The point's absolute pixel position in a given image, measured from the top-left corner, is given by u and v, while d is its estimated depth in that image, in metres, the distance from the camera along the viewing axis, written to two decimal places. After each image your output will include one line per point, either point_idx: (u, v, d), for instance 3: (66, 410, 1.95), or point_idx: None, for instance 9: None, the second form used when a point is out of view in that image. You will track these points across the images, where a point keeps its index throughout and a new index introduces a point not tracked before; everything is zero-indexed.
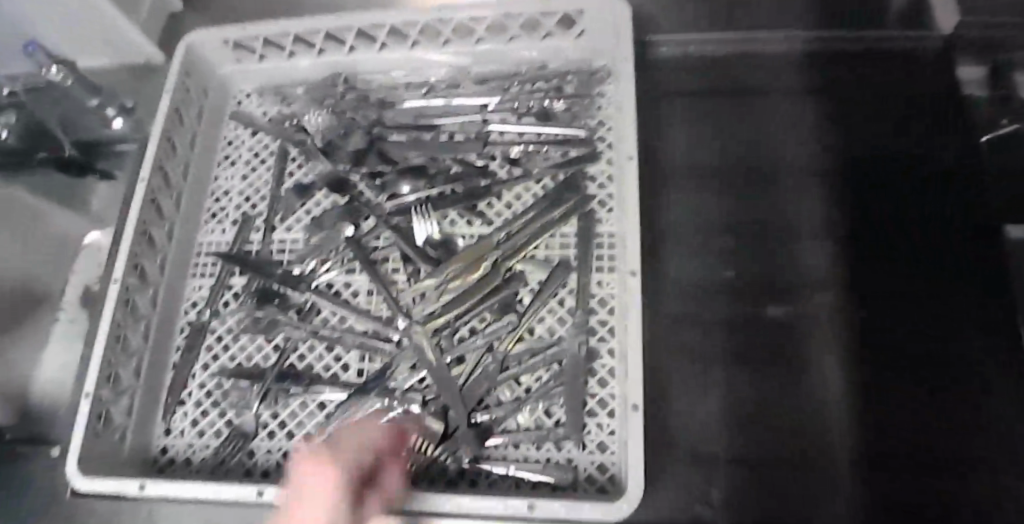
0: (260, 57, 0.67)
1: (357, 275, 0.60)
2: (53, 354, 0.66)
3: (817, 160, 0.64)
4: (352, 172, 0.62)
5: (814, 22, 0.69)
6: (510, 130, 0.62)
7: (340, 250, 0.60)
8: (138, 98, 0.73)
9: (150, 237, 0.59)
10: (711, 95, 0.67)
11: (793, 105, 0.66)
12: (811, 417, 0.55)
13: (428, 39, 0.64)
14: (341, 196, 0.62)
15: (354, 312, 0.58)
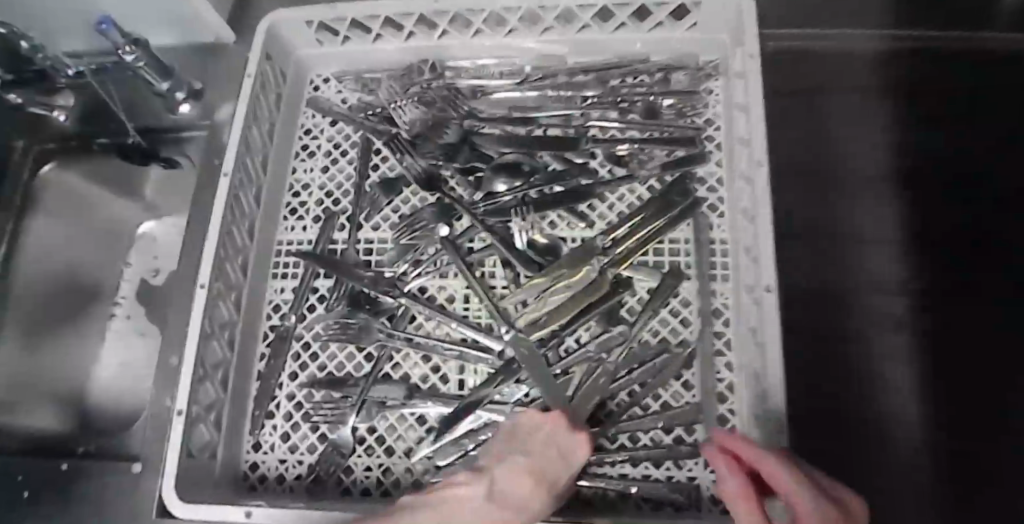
0: (341, 41, 0.63)
1: (451, 279, 0.56)
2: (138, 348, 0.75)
3: (858, 157, 0.62)
4: (447, 173, 0.59)
5: (920, 19, 0.65)
6: (613, 124, 0.58)
7: (434, 253, 0.56)
8: (206, 81, 0.67)
9: (233, 239, 0.55)
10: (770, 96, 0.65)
11: (858, 107, 0.63)
12: (878, 410, 0.54)
13: (523, 26, 0.59)
14: (432, 194, 0.58)
15: (451, 319, 0.54)
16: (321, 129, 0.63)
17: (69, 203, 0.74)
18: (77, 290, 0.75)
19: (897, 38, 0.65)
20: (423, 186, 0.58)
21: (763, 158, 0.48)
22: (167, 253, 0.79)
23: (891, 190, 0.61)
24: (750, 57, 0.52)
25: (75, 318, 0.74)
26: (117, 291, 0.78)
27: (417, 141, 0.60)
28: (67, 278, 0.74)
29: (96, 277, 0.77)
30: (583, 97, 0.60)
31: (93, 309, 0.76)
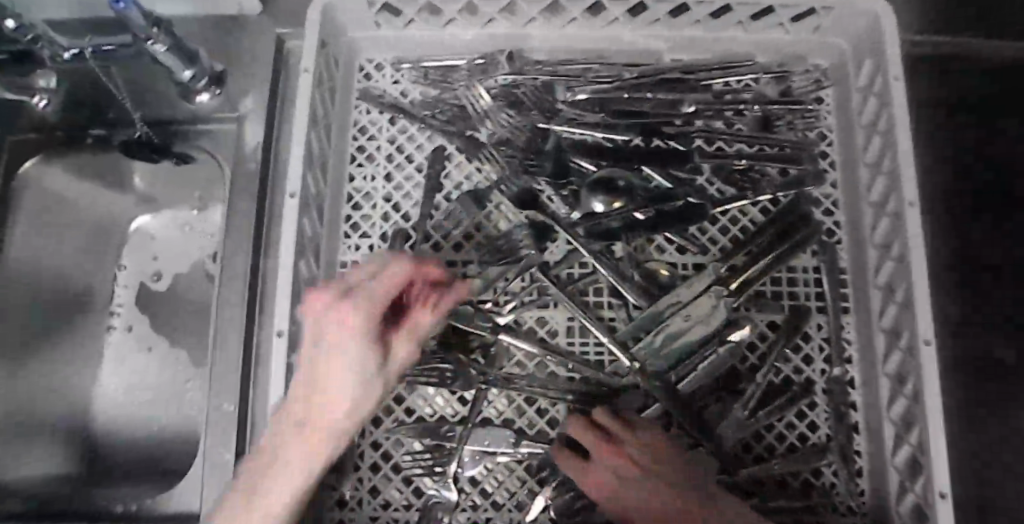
0: (404, 25, 0.53)
1: (554, 310, 0.50)
2: (133, 369, 0.64)
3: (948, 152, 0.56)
4: (538, 187, 0.53)
5: None
6: (724, 137, 0.53)
7: (532, 281, 0.50)
8: (231, 63, 0.57)
9: (303, 273, 0.47)
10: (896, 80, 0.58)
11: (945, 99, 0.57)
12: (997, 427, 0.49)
13: (624, 18, 0.53)
14: (527, 213, 0.52)
15: (560, 358, 0.48)
16: (380, 127, 0.54)
17: (49, 205, 0.62)
18: (63, 302, 0.63)
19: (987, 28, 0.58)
20: (518, 204, 0.52)
21: (915, 197, 0.45)
22: (169, 252, 0.67)
23: (944, 204, 0.55)
24: (895, 78, 0.47)
25: (61, 335, 0.63)
26: (112, 298, 0.66)
27: (499, 148, 0.53)
28: (48, 290, 0.62)
29: (83, 283, 0.65)
30: (686, 102, 0.53)
31: (83, 322, 0.64)
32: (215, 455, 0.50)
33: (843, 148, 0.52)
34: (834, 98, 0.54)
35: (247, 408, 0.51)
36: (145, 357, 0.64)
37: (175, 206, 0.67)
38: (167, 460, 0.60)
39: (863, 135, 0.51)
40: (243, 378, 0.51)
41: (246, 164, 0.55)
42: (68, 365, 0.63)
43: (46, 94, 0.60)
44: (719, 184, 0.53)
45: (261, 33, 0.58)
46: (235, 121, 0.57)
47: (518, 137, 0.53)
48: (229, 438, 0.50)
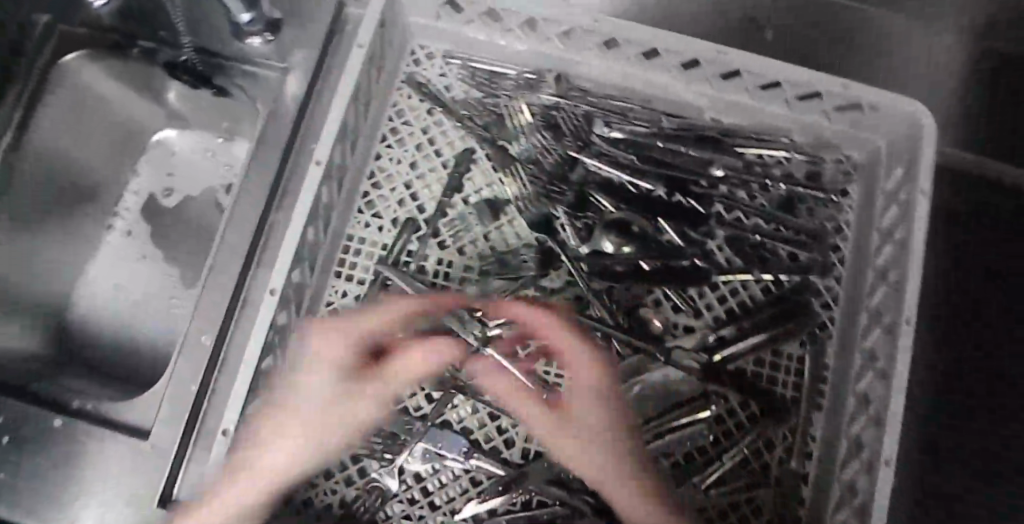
0: (462, 22, 0.54)
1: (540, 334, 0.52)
2: (133, 274, 0.65)
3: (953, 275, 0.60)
4: (559, 215, 0.53)
5: None
6: (745, 208, 0.54)
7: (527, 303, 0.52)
8: (288, 13, 0.58)
9: (310, 239, 0.48)
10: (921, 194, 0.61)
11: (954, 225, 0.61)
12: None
13: (677, 71, 0.53)
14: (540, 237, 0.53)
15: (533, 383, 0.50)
16: (417, 114, 0.55)
17: (81, 104, 0.62)
18: (71, 192, 0.64)
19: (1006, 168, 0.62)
20: (537, 229, 0.53)
21: (913, 316, 0.45)
22: (186, 169, 0.68)
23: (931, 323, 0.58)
24: (923, 192, 0.47)
25: (61, 224, 0.63)
26: (120, 201, 0.67)
27: (527, 164, 0.54)
28: (59, 178, 0.62)
29: (95, 180, 0.66)
30: (716, 165, 0.54)
31: (86, 216, 0.65)
32: (178, 386, 0.51)
33: (854, 246, 0.53)
34: (858, 194, 0.54)
35: (222, 348, 0.52)
36: (147, 266, 0.65)
37: (205, 131, 0.68)
38: (132, 377, 0.61)
39: (877, 239, 0.51)
40: (225, 319, 0.52)
41: (280, 115, 0.56)
42: (60, 254, 0.63)
43: None
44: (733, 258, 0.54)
45: None
46: (279, 72, 0.57)
47: (549, 161, 0.54)
48: (195, 372, 0.51)
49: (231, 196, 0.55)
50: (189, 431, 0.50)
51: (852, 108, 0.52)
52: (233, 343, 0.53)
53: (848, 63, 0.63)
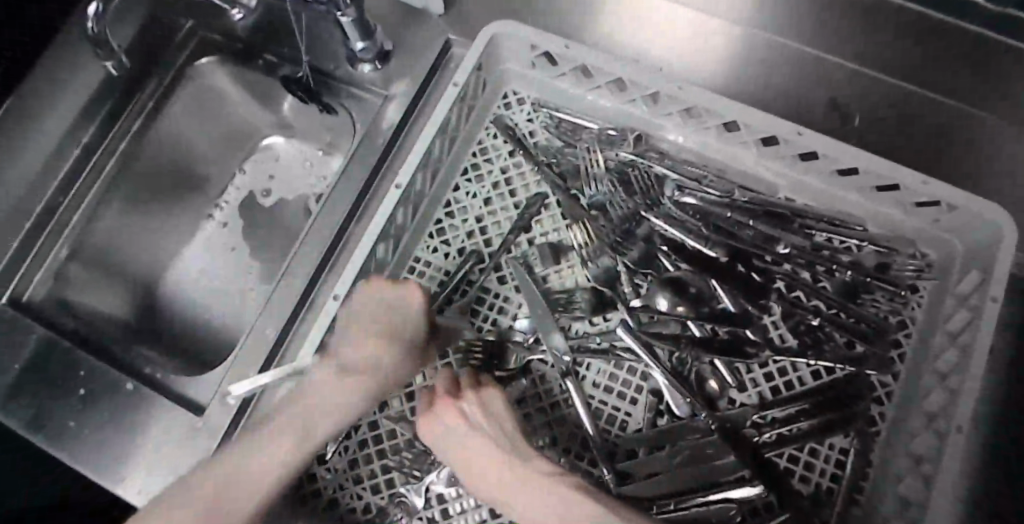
0: (554, 74, 0.58)
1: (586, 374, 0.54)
2: (219, 261, 0.71)
3: None
4: (616, 265, 0.55)
5: None
6: (810, 291, 0.53)
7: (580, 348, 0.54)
8: (398, 45, 0.62)
9: (379, 255, 0.53)
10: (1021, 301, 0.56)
11: None
12: None
13: (754, 145, 0.55)
14: (598, 281, 0.55)
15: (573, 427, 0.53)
16: (497, 154, 0.59)
17: (202, 101, 0.69)
18: (180, 178, 0.70)
19: None
20: (598, 278, 0.55)
21: (965, 426, 0.44)
22: (285, 177, 0.73)
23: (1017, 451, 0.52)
24: (993, 300, 0.46)
25: (167, 204, 0.70)
26: (223, 194, 0.74)
27: (596, 216, 0.56)
28: (172, 166, 0.69)
29: (203, 171, 0.72)
30: (782, 242, 0.54)
31: (191, 201, 0.72)
32: (240, 368, 0.56)
33: (917, 346, 0.52)
34: (929, 293, 0.53)
35: (285, 340, 0.56)
36: (229, 258, 0.71)
37: (307, 141, 0.73)
38: (204, 354, 0.66)
39: (942, 341, 0.50)
40: (290, 316, 0.56)
41: (374, 138, 0.60)
42: (162, 232, 0.70)
43: (244, 9, 0.65)
44: (791, 343, 0.53)
45: (436, 32, 0.62)
46: (380, 99, 0.62)
47: (617, 212, 0.56)
48: (256, 358, 0.56)
49: (317, 206, 0.59)
50: (242, 411, 0.55)
51: (932, 206, 0.51)
52: (295, 338, 0.57)
53: (975, 161, 0.57)
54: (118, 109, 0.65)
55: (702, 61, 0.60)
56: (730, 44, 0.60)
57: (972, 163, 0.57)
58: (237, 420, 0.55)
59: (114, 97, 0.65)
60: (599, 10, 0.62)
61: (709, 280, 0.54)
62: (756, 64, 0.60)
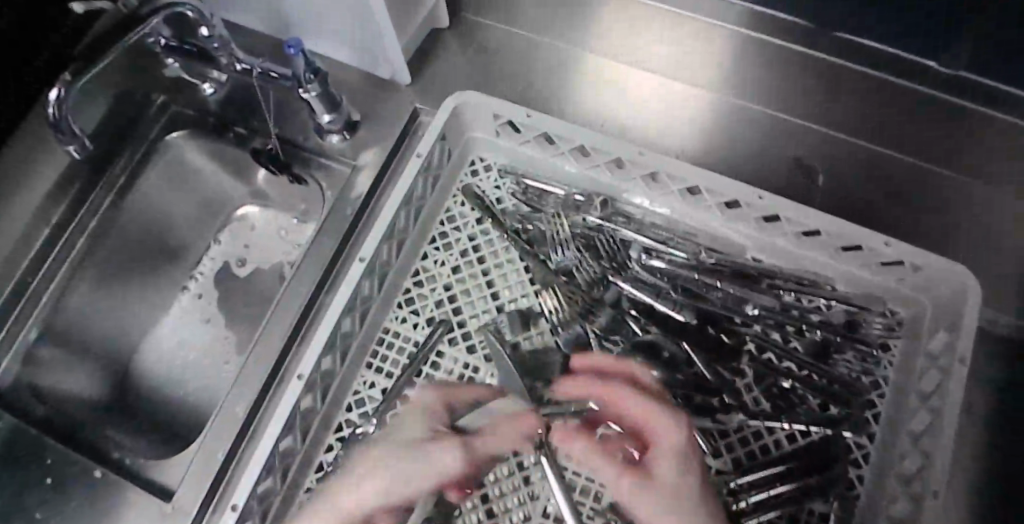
0: (519, 142, 0.59)
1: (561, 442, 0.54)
2: (201, 335, 0.69)
3: None
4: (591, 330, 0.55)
5: None
6: (782, 352, 0.53)
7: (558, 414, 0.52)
8: (366, 116, 0.63)
9: (345, 327, 0.53)
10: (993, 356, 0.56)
11: None
12: None
13: (718, 208, 0.55)
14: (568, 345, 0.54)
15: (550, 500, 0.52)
16: (465, 222, 0.59)
17: (174, 173, 0.69)
18: (158, 248, 0.69)
19: None
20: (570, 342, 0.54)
21: (941, 490, 0.43)
22: (259, 244, 0.72)
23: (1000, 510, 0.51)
24: (961, 361, 0.46)
25: (142, 276, 0.69)
26: (199, 263, 0.72)
27: (564, 283, 0.56)
28: (148, 237, 0.69)
29: (179, 240, 0.71)
30: (751, 303, 0.54)
31: (163, 273, 0.70)
32: (208, 449, 0.54)
33: (891, 406, 0.51)
34: (901, 351, 0.52)
35: (254, 417, 0.56)
36: (210, 331, 0.69)
37: (282, 208, 0.72)
38: (178, 430, 0.65)
39: (915, 401, 0.49)
40: (259, 394, 0.56)
41: (342, 208, 0.60)
42: (136, 304, 0.69)
43: (215, 83, 0.66)
44: (765, 406, 0.53)
45: (404, 102, 0.63)
46: (349, 168, 0.62)
47: (583, 277, 0.56)
48: (224, 438, 0.54)
49: (287, 278, 0.59)
50: (211, 493, 0.54)
51: (896, 265, 0.51)
52: (264, 415, 0.56)
53: (928, 219, 0.59)
54: (88, 185, 0.65)
55: (660, 132, 0.63)
56: (688, 116, 0.64)
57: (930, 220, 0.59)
58: (206, 503, 0.54)
59: (86, 175, 0.65)
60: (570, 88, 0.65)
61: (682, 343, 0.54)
62: (711, 135, 0.63)
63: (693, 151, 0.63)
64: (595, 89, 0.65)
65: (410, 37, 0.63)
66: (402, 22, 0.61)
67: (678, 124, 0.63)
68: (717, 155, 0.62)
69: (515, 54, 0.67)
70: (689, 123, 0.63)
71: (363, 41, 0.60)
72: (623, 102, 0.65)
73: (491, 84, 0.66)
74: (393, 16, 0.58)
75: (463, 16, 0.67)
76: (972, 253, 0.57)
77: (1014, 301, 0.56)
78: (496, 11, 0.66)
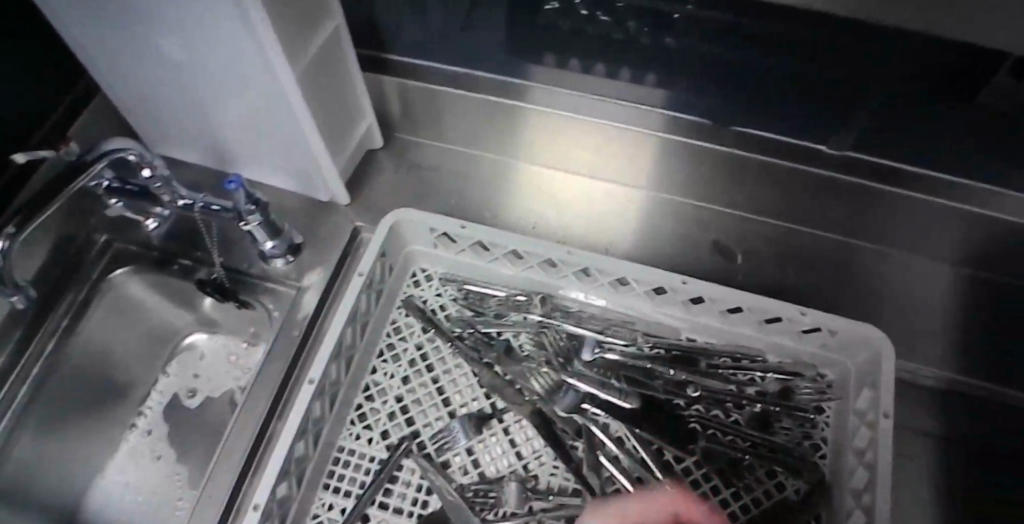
0: (456, 251, 0.62)
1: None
2: (149, 471, 0.67)
3: (954, 487, 0.56)
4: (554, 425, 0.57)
5: None
6: (724, 430, 0.55)
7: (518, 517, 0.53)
8: (308, 237, 0.65)
9: (299, 452, 0.52)
10: (917, 406, 0.59)
11: (957, 442, 0.57)
12: None
13: (647, 295, 0.59)
14: (525, 445, 0.56)
15: None
16: (411, 331, 0.61)
17: (117, 312, 0.69)
18: (104, 389, 0.68)
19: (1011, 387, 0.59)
20: (533, 441, 0.57)
21: None
22: (211, 374, 0.72)
23: None
24: (885, 416, 0.49)
25: (86, 420, 0.67)
26: (146, 399, 0.70)
27: (517, 389, 0.58)
28: (91, 377, 0.67)
29: (124, 377, 0.70)
30: (694, 385, 0.57)
31: (112, 413, 0.69)
32: None
33: (834, 468, 0.53)
34: (835, 414, 0.55)
35: None
36: (156, 466, 0.67)
37: (233, 336, 0.72)
38: None
39: (852, 460, 0.52)
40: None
41: (290, 329, 0.61)
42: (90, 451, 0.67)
43: (157, 219, 0.67)
44: (716, 482, 0.54)
45: (343, 221, 0.66)
46: (294, 289, 0.64)
47: (541, 385, 0.58)
48: None
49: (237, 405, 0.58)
50: None
51: (816, 331, 0.55)
52: None
53: (840, 286, 0.64)
54: (29, 334, 0.64)
55: (589, 229, 0.68)
56: (612, 214, 0.69)
57: (837, 284, 0.64)
58: None
59: (22, 322, 0.63)
60: (500, 196, 0.70)
61: (622, 434, 0.56)
62: (634, 227, 0.68)
63: (621, 242, 0.67)
64: (523, 194, 0.70)
65: (348, 161, 0.67)
66: (339, 146, 0.64)
67: (604, 222, 0.68)
68: (643, 245, 0.67)
69: (445, 168, 0.71)
70: (613, 219, 0.68)
71: (302, 167, 0.63)
72: (551, 203, 0.70)
73: (425, 196, 0.70)
74: (329, 138, 0.61)
75: (394, 137, 0.72)
76: (882, 315, 0.63)
77: (926, 353, 0.60)
78: (426, 129, 0.71)
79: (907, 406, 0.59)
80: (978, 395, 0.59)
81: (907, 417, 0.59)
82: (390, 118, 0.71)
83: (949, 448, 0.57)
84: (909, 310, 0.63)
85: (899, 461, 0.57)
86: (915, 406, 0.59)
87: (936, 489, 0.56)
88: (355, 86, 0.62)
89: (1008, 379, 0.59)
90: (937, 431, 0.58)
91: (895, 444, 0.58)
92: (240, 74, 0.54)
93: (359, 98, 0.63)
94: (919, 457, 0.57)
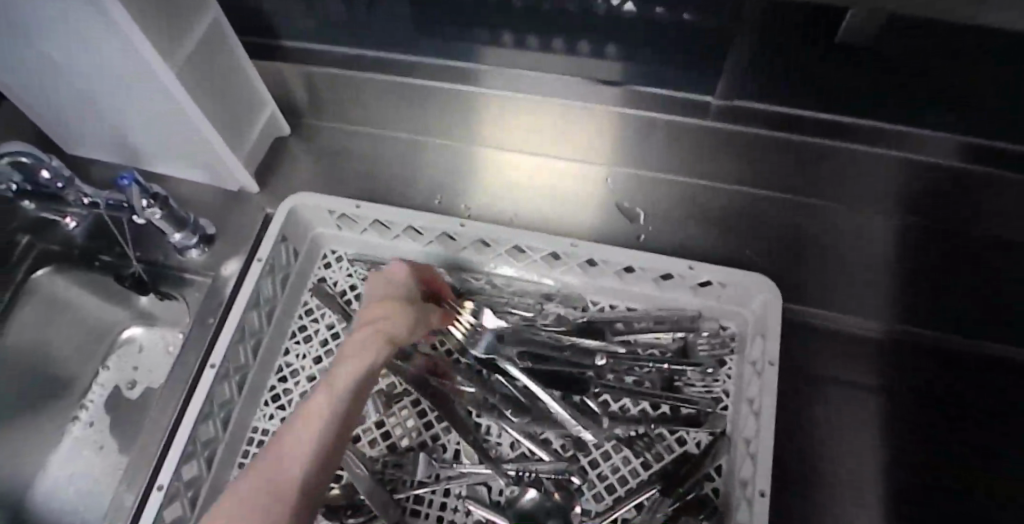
0: (359, 231, 0.63)
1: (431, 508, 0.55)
2: (95, 462, 0.67)
3: (849, 430, 0.58)
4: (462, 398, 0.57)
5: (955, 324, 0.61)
6: (626, 390, 0.56)
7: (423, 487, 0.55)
8: (221, 227, 0.67)
9: (206, 434, 0.54)
10: (816, 354, 0.61)
11: (851, 387, 0.59)
12: None
13: (544, 260, 0.60)
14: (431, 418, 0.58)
15: None
16: (323, 312, 0.62)
17: (49, 311, 0.70)
18: (45, 384, 0.69)
19: (905, 330, 0.61)
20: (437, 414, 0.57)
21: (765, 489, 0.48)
22: (150, 367, 0.71)
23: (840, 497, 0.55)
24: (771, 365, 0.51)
25: (27, 415, 0.68)
26: (88, 393, 0.70)
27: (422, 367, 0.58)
28: (31, 373, 0.69)
29: (64, 373, 0.70)
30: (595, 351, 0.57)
31: (55, 406, 0.69)
32: None
33: (732, 419, 0.54)
34: (735, 366, 0.56)
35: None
36: (99, 456, 0.67)
37: (171, 327, 0.72)
38: None
39: (745, 410, 0.53)
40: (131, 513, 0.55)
41: (204, 317, 0.62)
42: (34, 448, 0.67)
43: (77, 217, 0.69)
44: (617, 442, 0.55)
45: (256, 210, 0.68)
46: (211, 278, 0.65)
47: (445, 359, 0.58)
48: None
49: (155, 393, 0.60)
50: None
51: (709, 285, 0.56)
52: None
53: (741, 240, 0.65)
54: None
55: (496, 201, 0.69)
56: (519, 182, 0.69)
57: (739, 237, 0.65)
58: None
59: None
60: (410, 172, 0.71)
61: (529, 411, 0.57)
62: (539, 196, 0.69)
63: (528, 210, 0.68)
64: (433, 169, 0.71)
65: (255, 149, 0.68)
66: (239, 135, 0.65)
67: (512, 192, 0.69)
68: (551, 212, 0.68)
69: (357, 149, 0.72)
70: (520, 188, 0.69)
71: (210, 164, 0.65)
72: (461, 177, 0.70)
73: (337, 178, 0.71)
74: (226, 129, 0.63)
75: (305, 122, 0.73)
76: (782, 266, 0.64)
77: (822, 302, 0.62)
78: (333, 115, 0.72)
79: (805, 357, 0.60)
80: (871, 342, 0.61)
81: (806, 367, 0.60)
82: (298, 104, 0.72)
83: (843, 397, 0.59)
84: (804, 263, 0.64)
85: (794, 413, 0.58)
86: (814, 354, 0.61)
87: (834, 433, 0.58)
88: (248, 76, 0.64)
89: (903, 326, 0.61)
90: (832, 379, 0.60)
91: (788, 395, 0.59)
92: (120, 74, 0.55)
93: (257, 88, 0.65)
94: (814, 407, 0.59)
